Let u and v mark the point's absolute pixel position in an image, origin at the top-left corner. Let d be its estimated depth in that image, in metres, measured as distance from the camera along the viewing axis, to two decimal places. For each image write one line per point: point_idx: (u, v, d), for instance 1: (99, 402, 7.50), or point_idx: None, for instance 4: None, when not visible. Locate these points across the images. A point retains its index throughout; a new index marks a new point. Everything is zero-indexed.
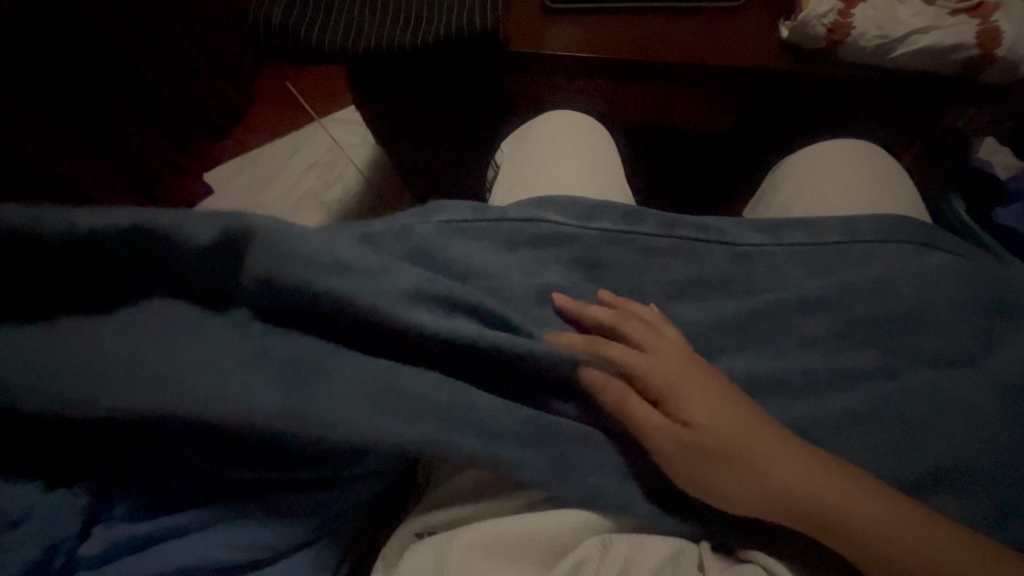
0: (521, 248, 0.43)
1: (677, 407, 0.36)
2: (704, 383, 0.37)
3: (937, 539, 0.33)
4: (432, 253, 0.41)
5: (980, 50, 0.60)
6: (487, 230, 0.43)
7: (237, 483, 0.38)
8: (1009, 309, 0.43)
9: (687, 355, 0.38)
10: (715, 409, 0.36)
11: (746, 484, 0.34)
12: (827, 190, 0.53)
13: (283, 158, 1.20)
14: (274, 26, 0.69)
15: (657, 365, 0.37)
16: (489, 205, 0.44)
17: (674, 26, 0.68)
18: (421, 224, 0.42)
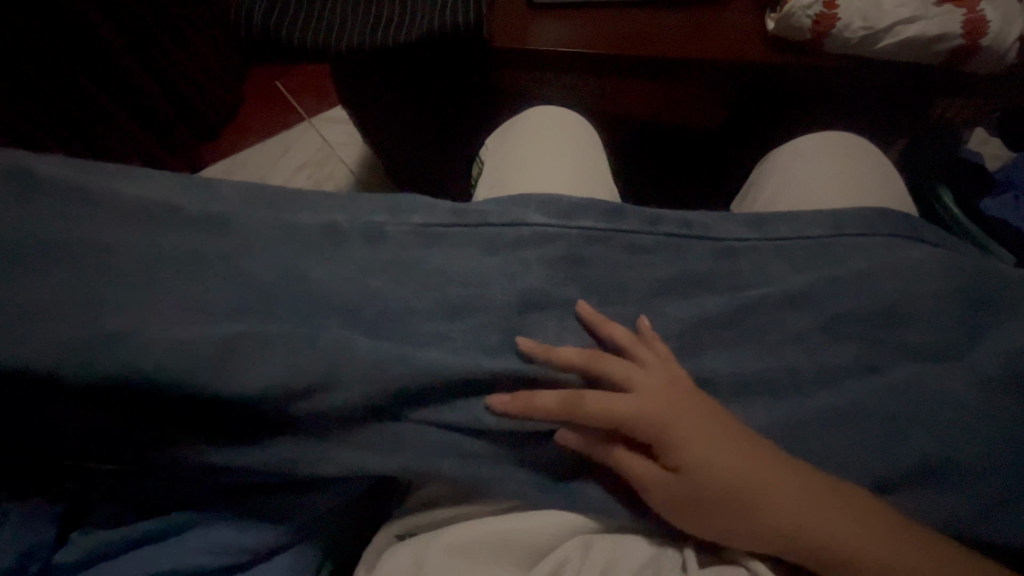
0: (501, 250, 0.42)
1: (663, 434, 0.35)
2: (692, 421, 0.35)
3: (930, 543, 0.33)
4: (409, 267, 0.40)
5: (965, 41, 0.59)
6: (467, 235, 0.42)
7: (211, 489, 0.38)
8: (997, 302, 0.43)
9: (672, 389, 0.37)
10: (709, 448, 0.34)
11: (743, 514, 0.33)
12: (813, 183, 0.52)
13: (273, 158, 1.19)
14: (255, 25, 0.69)
15: (643, 406, 0.36)
16: (466, 209, 0.44)
17: (661, 21, 0.67)
18: (393, 224, 0.41)
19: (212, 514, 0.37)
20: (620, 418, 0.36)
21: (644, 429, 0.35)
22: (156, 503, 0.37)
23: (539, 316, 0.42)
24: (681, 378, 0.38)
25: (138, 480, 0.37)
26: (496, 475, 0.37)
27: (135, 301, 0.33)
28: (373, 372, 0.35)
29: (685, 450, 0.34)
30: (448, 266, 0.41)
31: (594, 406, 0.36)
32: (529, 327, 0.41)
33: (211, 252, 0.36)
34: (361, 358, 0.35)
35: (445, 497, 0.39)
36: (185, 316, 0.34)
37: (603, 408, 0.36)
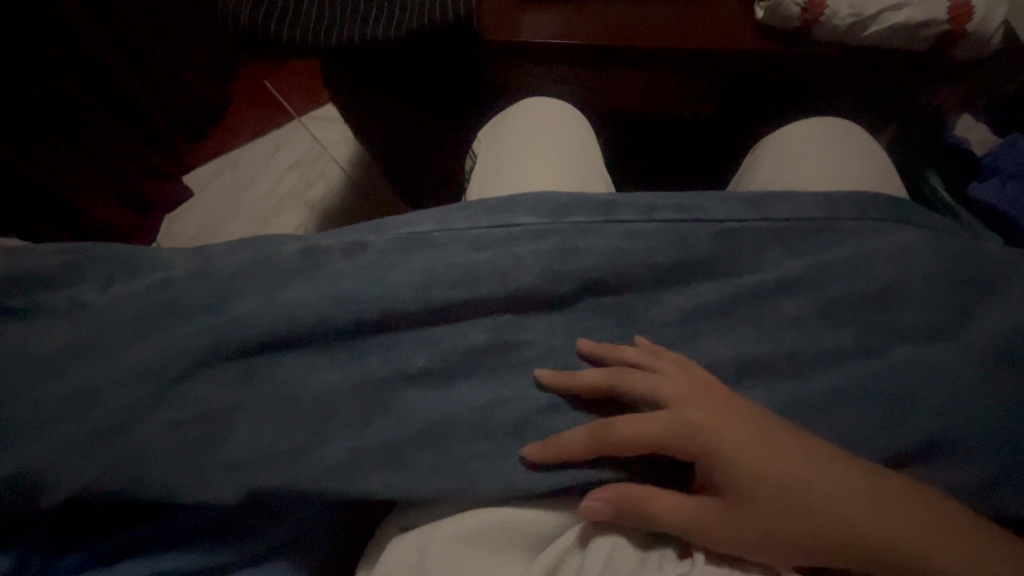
0: (491, 247, 0.42)
1: (696, 451, 0.35)
2: (735, 434, 0.35)
3: (961, 531, 0.33)
4: (394, 268, 0.40)
5: (952, 26, 0.60)
6: (455, 236, 0.42)
7: (186, 525, 0.37)
8: (989, 281, 0.43)
9: (711, 402, 0.36)
10: (748, 464, 0.34)
11: (789, 527, 0.33)
12: (804, 169, 0.53)
13: (265, 160, 1.18)
14: (243, 21, 0.68)
15: (681, 423, 0.36)
16: (453, 215, 0.44)
17: (652, 12, 0.67)
18: (377, 238, 0.42)
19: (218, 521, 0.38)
20: (651, 437, 0.35)
21: (681, 445, 0.35)
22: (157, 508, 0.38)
23: (534, 308, 0.41)
24: (718, 390, 0.37)
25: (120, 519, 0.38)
26: (496, 468, 0.37)
27: (146, 356, 0.37)
28: (365, 386, 0.38)
29: (723, 466, 0.34)
30: (439, 269, 0.40)
31: (626, 423, 0.36)
32: (527, 318, 0.41)
33: (200, 296, 0.39)
34: (357, 371, 0.38)
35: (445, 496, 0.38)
36: (183, 356, 0.37)
37: (629, 428, 0.36)
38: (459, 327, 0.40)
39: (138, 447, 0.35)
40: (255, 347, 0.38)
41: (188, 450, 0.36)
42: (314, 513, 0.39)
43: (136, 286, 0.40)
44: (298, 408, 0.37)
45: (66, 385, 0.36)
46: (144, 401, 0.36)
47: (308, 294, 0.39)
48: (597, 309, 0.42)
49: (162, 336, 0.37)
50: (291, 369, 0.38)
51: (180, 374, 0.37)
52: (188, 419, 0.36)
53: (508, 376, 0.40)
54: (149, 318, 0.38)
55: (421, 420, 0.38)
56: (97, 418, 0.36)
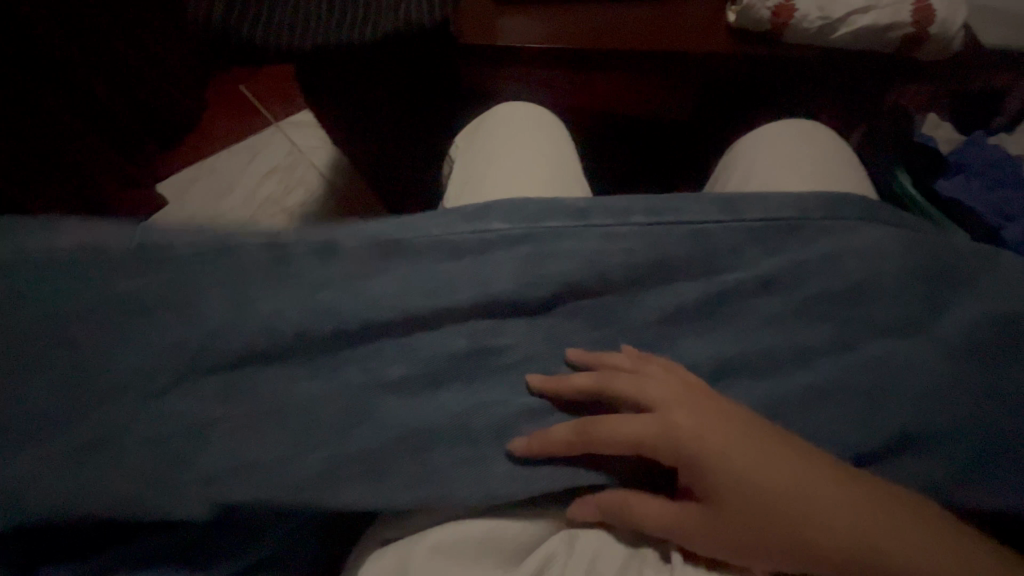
0: (467, 257, 0.42)
1: (684, 455, 0.35)
2: (719, 440, 0.35)
3: (939, 538, 0.34)
4: (368, 278, 0.40)
5: (916, 29, 0.62)
6: (430, 244, 0.42)
7: (160, 544, 0.36)
8: (957, 275, 0.44)
9: (693, 406, 0.36)
10: (732, 469, 0.34)
11: (770, 531, 0.33)
12: (777, 169, 0.54)
13: (241, 166, 1.16)
14: (215, 25, 0.67)
15: (669, 426, 0.35)
16: (428, 220, 0.43)
17: (629, 16, 0.68)
18: (351, 243, 0.41)
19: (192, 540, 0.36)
20: (639, 439, 0.36)
21: (667, 449, 0.35)
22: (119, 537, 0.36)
23: (511, 314, 0.41)
24: (700, 394, 0.38)
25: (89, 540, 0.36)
26: (478, 475, 0.37)
27: (120, 370, 0.36)
28: (344, 396, 0.38)
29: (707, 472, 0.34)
30: (414, 279, 0.40)
31: (611, 426, 0.36)
32: (507, 323, 0.41)
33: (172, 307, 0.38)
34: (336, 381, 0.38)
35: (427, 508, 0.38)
36: (158, 370, 0.36)
37: (617, 431, 0.36)
38: (438, 334, 0.40)
39: (111, 465, 0.35)
40: (229, 359, 0.37)
41: (162, 465, 0.35)
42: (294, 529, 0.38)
43: (105, 296, 0.38)
44: (274, 420, 0.37)
45: (37, 402, 0.36)
46: (116, 415, 0.35)
47: (285, 303, 0.38)
48: (577, 312, 0.42)
49: (135, 350, 0.37)
50: (269, 381, 0.38)
51: (151, 386, 0.36)
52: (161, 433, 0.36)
53: (488, 381, 0.40)
54: (119, 332, 0.37)
55: (402, 430, 0.37)
56: (67, 436, 0.35)
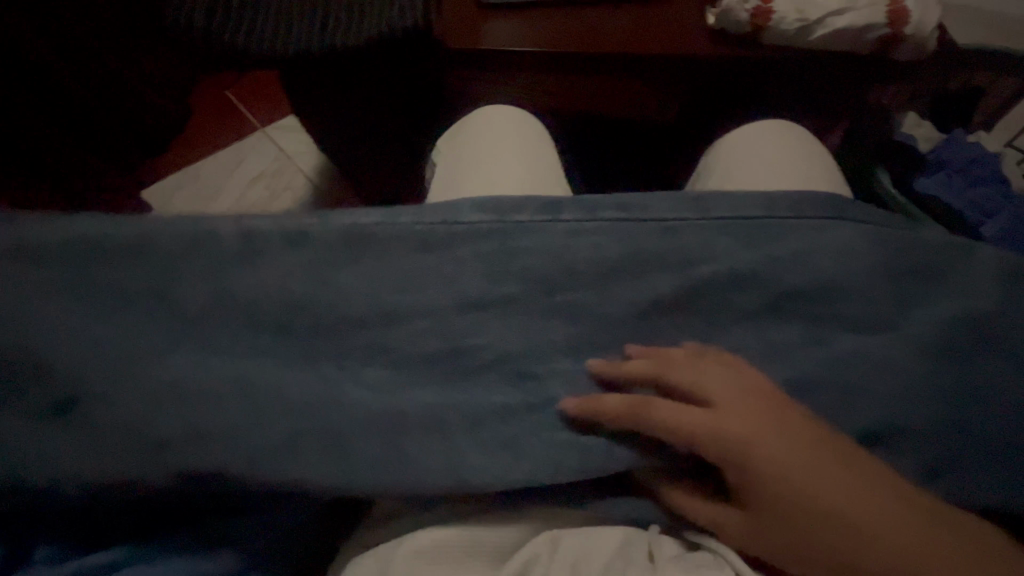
0: (437, 250, 0.42)
1: (738, 456, 0.34)
2: (771, 447, 0.34)
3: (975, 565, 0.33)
4: (337, 276, 0.41)
5: (890, 30, 0.63)
6: (397, 234, 0.42)
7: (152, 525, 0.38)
8: (932, 273, 0.45)
9: (750, 411, 0.36)
10: (780, 477, 0.34)
11: (808, 539, 0.33)
12: (756, 168, 0.54)
13: (227, 170, 1.16)
14: (196, 30, 0.67)
15: (723, 426, 0.35)
16: (397, 208, 0.43)
17: (612, 18, 0.68)
18: (317, 229, 0.41)
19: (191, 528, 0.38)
20: (693, 435, 0.35)
21: (716, 450, 0.35)
22: (123, 528, 0.38)
23: (487, 314, 0.41)
24: (761, 397, 0.37)
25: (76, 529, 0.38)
26: (454, 473, 0.37)
27: (101, 370, 0.37)
28: (323, 398, 0.38)
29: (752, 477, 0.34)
30: (386, 276, 0.41)
31: (662, 420, 0.36)
32: (485, 322, 0.41)
33: (153, 306, 0.39)
34: (311, 387, 0.38)
35: (405, 509, 0.38)
36: (138, 369, 0.37)
37: (672, 424, 0.36)
38: (414, 335, 0.40)
39: (93, 459, 0.36)
40: (209, 358, 0.38)
41: (142, 464, 0.36)
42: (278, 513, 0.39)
43: (79, 299, 0.39)
44: (251, 423, 0.37)
45: (21, 398, 0.37)
46: (101, 418, 0.36)
47: (264, 300, 0.40)
48: (553, 311, 0.42)
49: (113, 351, 0.38)
50: (243, 382, 0.38)
51: (134, 390, 0.37)
52: (141, 437, 0.36)
53: (466, 382, 0.40)
54: (100, 332, 0.38)
55: (379, 432, 0.37)
56: (58, 441, 0.36)
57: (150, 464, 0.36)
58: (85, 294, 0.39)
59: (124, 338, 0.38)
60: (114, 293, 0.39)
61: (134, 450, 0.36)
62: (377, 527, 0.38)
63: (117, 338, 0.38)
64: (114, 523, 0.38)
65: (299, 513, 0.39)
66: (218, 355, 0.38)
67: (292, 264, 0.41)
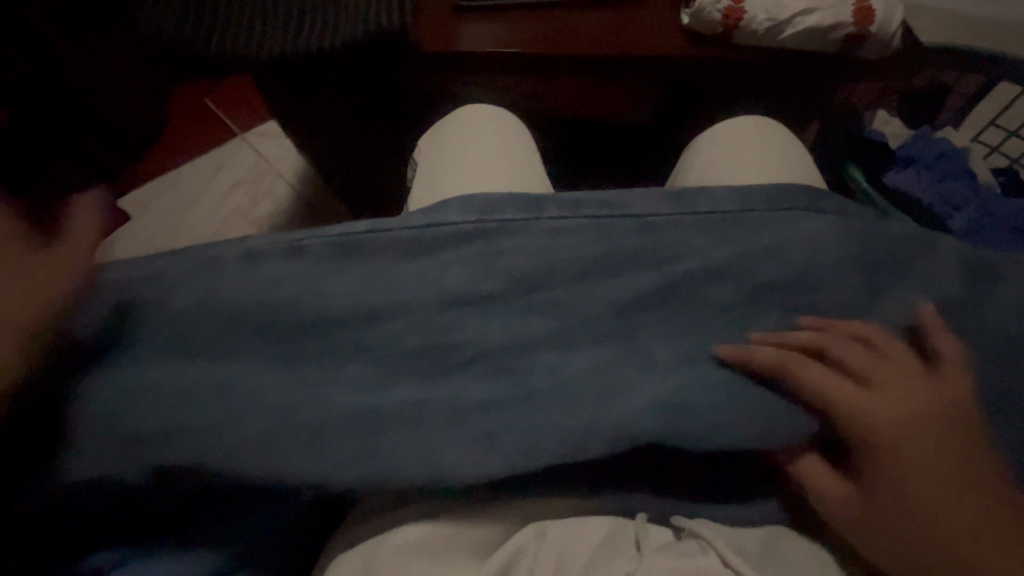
0: (422, 255, 0.42)
1: (874, 433, 0.37)
2: (909, 445, 0.36)
3: None
4: (320, 281, 0.41)
5: (856, 29, 0.64)
6: (382, 240, 0.42)
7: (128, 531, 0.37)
8: (900, 263, 0.46)
9: (907, 410, 0.38)
10: (901, 466, 0.36)
11: (903, 524, 0.35)
12: (730, 165, 0.55)
13: (206, 177, 1.14)
14: (168, 33, 0.66)
15: (867, 408, 0.38)
16: (384, 218, 0.44)
17: (588, 20, 0.69)
18: (312, 241, 0.42)
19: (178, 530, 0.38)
20: (839, 406, 0.39)
21: (857, 426, 0.38)
22: (107, 532, 0.37)
23: (467, 312, 0.41)
24: (921, 404, 0.38)
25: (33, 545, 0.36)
26: (435, 470, 0.36)
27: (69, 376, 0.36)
28: (302, 403, 0.37)
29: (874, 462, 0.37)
30: (369, 279, 0.41)
31: (811, 382, 0.40)
32: (465, 320, 0.41)
33: (124, 310, 0.38)
34: (288, 392, 0.38)
35: (388, 509, 0.38)
36: (108, 373, 0.37)
37: (827, 391, 0.40)
38: (395, 334, 0.40)
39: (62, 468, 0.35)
40: (186, 359, 0.38)
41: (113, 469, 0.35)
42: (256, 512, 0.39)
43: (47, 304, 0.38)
44: (227, 426, 0.36)
45: None
46: (70, 422, 0.36)
47: (244, 302, 0.40)
48: (534, 307, 0.42)
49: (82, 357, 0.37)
50: (219, 387, 0.37)
51: (106, 394, 0.36)
52: (115, 443, 0.35)
53: (447, 379, 0.40)
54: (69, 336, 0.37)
55: (359, 434, 0.37)
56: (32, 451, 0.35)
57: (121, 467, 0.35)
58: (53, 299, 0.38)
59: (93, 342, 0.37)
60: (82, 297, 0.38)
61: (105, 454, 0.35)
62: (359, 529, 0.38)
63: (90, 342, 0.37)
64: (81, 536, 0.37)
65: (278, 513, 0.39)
66: (193, 359, 0.38)
67: (277, 269, 0.41)
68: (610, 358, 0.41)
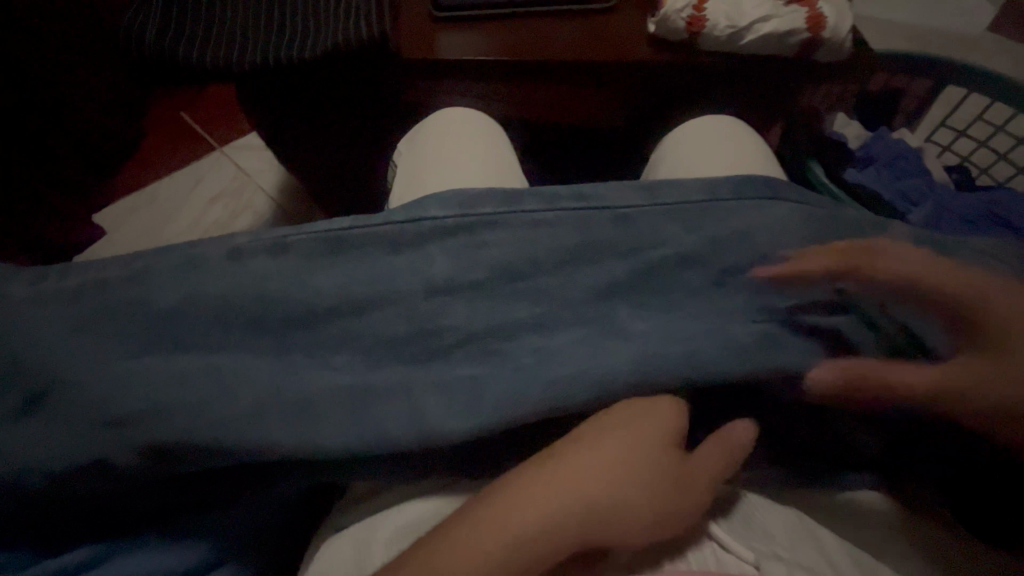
0: (407, 249, 0.44)
1: (980, 303, 0.41)
2: (1008, 305, 0.40)
3: None
4: (306, 276, 0.42)
5: (811, 34, 0.68)
6: (366, 236, 0.44)
7: (125, 521, 0.40)
8: (865, 243, 0.47)
9: (978, 280, 0.42)
10: (1009, 316, 0.40)
11: None
12: (698, 160, 0.58)
13: (184, 191, 1.14)
14: (148, 47, 0.67)
15: (963, 283, 0.42)
16: (367, 214, 0.45)
17: (562, 29, 0.72)
18: (295, 237, 0.43)
19: (180, 516, 0.40)
20: (923, 280, 0.43)
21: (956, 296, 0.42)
22: (118, 519, 0.40)
23: (449, 300, 0.42)
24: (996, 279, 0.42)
25: (51, 532, 0.39)
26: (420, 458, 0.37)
27: (63, 371, 0.38)
28: (291, 390, 0.38)
29: (982, 327, 0.40)
30: (355, 273, 0.42)
31: (884, 268, 0.44)
32: (447, 308, 0.42)
33: (117, 307, 0.40)
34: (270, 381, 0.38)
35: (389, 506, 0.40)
36: (96, 367, 0.38)
37: (890, 274, 0.44)
38: (379, 323, 0.41)
39: (56, 457, 0.36)
40: (176, 351, 0.39)
41: (102, 450, 0.36)
42: (248, 502, 0.41)
43: (44, 304, 0.40)
44: (214, 413, 0.37)
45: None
46: (63, 415, 0.37)
47: (229, 297, 0.40)
48: (517, 294, 0.43)
49: (74, 354, 0.38)
50: (206, 379, 0.38)
51: (99, 384, 0.37)
52: (107, 426, 0.36)
53: (433, 365, 0.41)
54: (61, 334, 0.39)
55: (347, 419, 0.38)
56: (28, 437, 0.37)
57: (113, 450, 0.36)
58: (50, 299, 0.40)
59: (85, 338, 0.39)
60: (78, 297, 0.40)
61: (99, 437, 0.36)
62: (359, 523, 0.40)
63: (85, 338, 0.39)
64: (88, 524, 0.39)
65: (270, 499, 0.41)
66: (183, 350, 0.39)
67: (264, 266, 0.42)
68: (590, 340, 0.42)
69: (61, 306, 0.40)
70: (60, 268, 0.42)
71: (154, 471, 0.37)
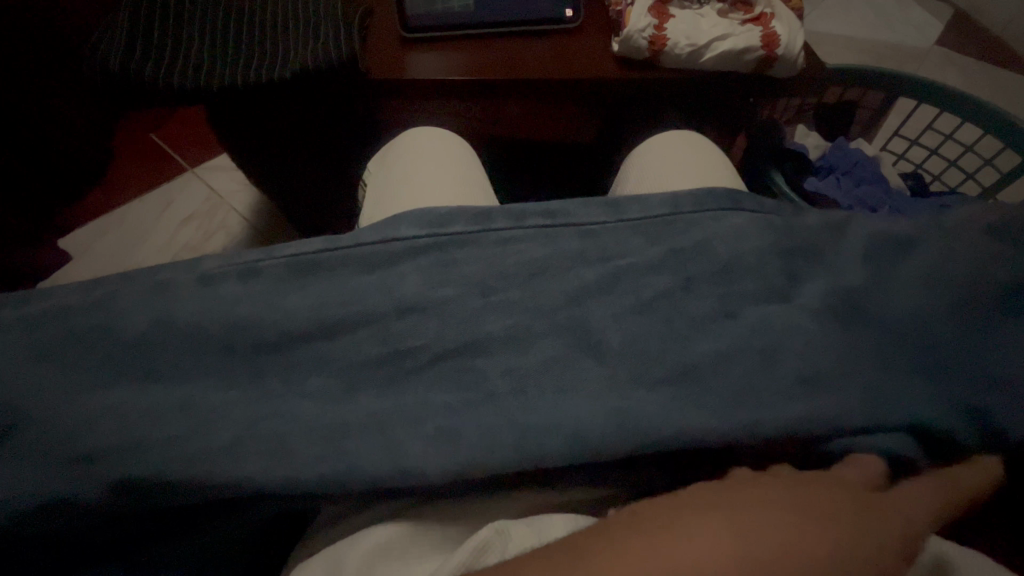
0: (378, 269, 0.44)
1: None
2: None
3: None
4: (278, 299, 0.42)
5: (765, 51, 0.71)
6: (338, 258, 0.44)
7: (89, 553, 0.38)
8: (825, 249, 0.49)
9: None
10: None
11: None
12: (663, 174, 0.60)
13: (155, 213, 1.13)
14: (115, 71, 0.67)
15: None
16: (340, 235, 0.45)
17: (535, 48, 0.75)
18: (267, 261, 0.43)
19: (151, 546, 0.39)
20: None
21: None
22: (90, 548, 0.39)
23: (417, 319, 0.43)
24: None
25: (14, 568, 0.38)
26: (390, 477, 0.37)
27: (22, 402, 0.37)
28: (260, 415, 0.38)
29: None
30: (325, 295, 0.42)
31: None
32: (418, 324, 0.42)
33: (82, 334, 0.39)
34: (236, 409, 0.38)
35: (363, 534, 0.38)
36: (58, 395, 0.37)
37: None
38: (349, 344, 0.41)
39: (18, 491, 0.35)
40: (142, 379, 0.39)
41: (65, 484, 0.35)
42: (218, 528, 0.40)
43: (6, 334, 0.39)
44: (182, 440, 0.36)
45: None
46: (22, 447, 0.36)
47: (198, 320, 0.40)
48: (489, 307, 0.43)
49: (38, 385, 0.37)
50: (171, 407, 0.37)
51: (66, 413, 0.37)
52: (72, 456, 0.36)
53: (406, 383, 0.41)
54: (24, 364, 0.38)
55: (319, 438, 0.38)
56: None
57: (73, 481, 0.35)
58: (13, 328, 0.39)
59: (50, 365, 0.38)
60: (42, 326, 0.39)
61: (64, 467, 0.36)
62: (331, 552, 0.39)
63: (48, 367, 0.38)
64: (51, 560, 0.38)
65: (247, 524, 0.40)
66: (151, 377, 0.39)
67: (234, 290, 0.42)
68: (563, 351, 0.42)
69: (26, 335, 0.39)
70: (27, 299, 0.41)
71: (120, 501, 0.36)
